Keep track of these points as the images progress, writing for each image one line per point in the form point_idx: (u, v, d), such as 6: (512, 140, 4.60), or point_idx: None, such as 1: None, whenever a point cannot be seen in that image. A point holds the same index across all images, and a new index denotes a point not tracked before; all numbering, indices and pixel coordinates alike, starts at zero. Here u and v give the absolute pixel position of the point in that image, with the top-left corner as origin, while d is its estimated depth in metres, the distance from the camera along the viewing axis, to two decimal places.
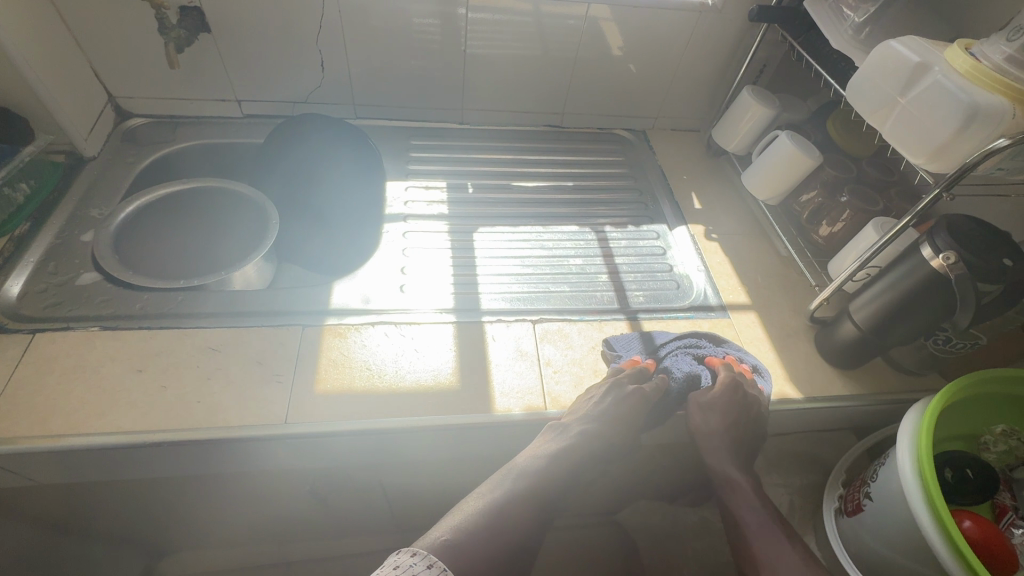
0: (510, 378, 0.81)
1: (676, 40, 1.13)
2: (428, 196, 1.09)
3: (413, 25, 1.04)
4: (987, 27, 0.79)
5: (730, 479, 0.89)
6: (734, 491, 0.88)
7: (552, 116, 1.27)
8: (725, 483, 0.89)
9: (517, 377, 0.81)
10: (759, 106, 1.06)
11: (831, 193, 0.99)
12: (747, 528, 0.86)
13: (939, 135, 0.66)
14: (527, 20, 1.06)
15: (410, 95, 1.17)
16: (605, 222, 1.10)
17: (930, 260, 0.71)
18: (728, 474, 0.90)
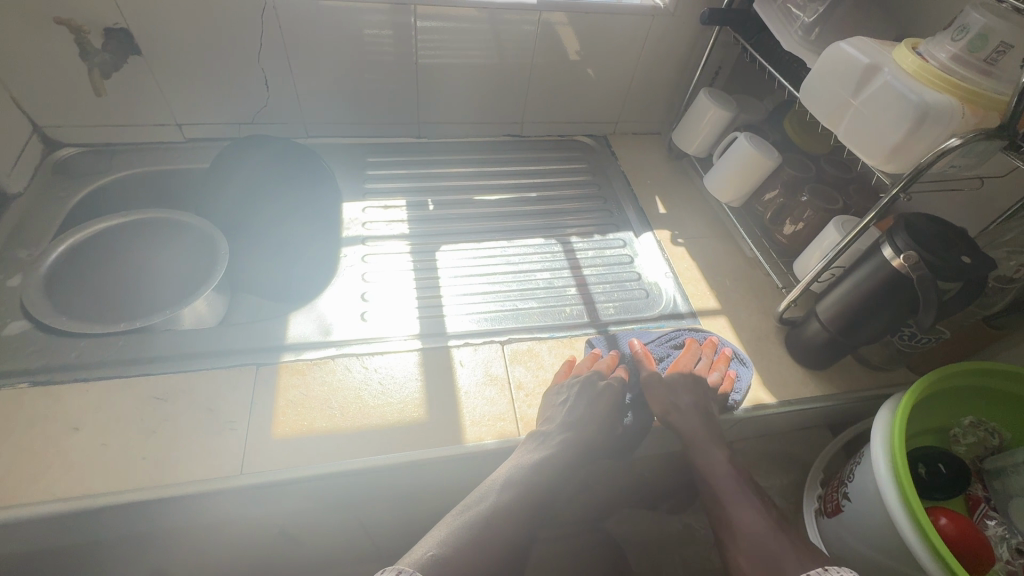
0: (482, 404, 0.78)
1: (632, 44, 1.12)
2: (387, 215, 1.05)
3: (363, 37, 1.00)
4: (931, 26, 0.80)
5: (703, 446, 0.82)
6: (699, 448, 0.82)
7: (512, 126, 1.24)
8: (697, 451, 0.83)
9: (489, 404, 0.78)
10: (717, 109, 1.06)
11: (791, 193, 0.99)
12: (725, 495, 0.79)
13: (891, 136, 0.66)
14: (480, 28, 1.03)
15: (364, 109, 1.13)
16: (571, 233, 1.08)
17: (892, 260, 0.71)
18: (701, 440, 0.82)
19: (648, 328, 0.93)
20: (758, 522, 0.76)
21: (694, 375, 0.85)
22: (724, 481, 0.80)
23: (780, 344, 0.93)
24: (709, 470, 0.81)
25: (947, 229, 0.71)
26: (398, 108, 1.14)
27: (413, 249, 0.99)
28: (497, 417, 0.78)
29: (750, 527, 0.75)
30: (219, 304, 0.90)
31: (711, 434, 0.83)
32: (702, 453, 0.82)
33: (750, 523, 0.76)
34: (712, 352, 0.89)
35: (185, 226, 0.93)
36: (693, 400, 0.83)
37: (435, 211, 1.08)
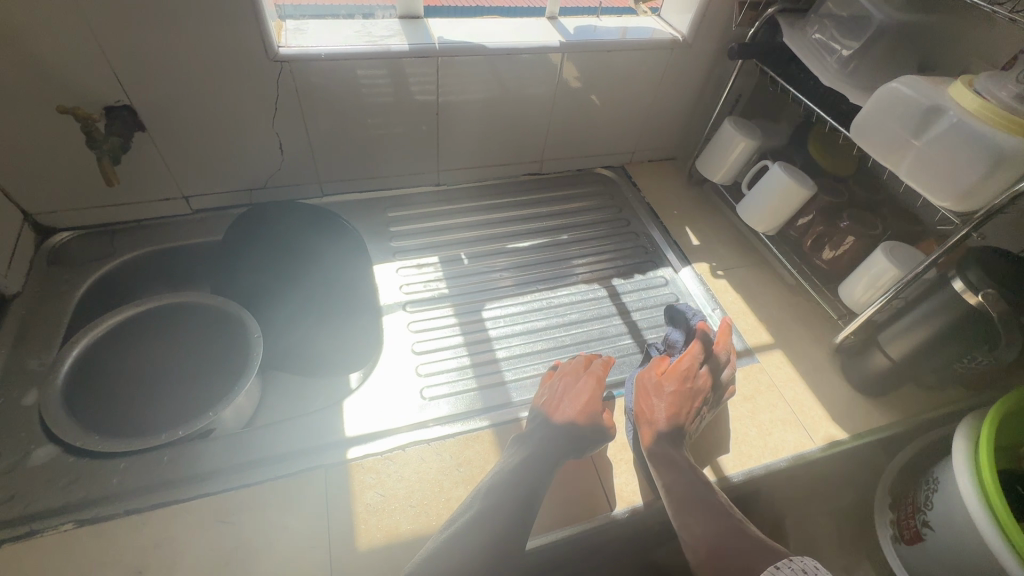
0: (550, 444, 0.74)
1: (650, 78, 1.11)
2: (423, 275, 1.01)
3: (360, 82, 0.92)
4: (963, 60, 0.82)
5: (665, 438, 0.77)
6: (666, 467, 0.74)
7: (531, 164, 1.21)
8: (653, 444, 0.76)
9: (554, 445, 0.74)
10: (746, 140, 1.05)
11: (829, 219, 0.99)
12: (687, 492, 0.71)
13: (962, 178, 0.67)
14: (500, 73, 0.99)
15: (377, 162, 1.07)
16: (611, 275, 1.05)
17: (964, 295, 0.72)
18: (672, 453, 0.75)
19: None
20: (723, 523, 0.68)
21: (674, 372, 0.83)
22: (688, 474, 0.73)
23: (838, 373, 0.93)
24: (679, 487, 0.72)
25: (1013, 262, 0.72)
26: (416, 156, 1.09)
27: (458, 312, 0.95)
28: (556, 449, 0.73)
29: (712, 525, 0.68)
30: (255, 394, 0.84)
31: (670, 429, 0.77)
32: (665, 444, 0.76)
33: (711, 522, 0.69)
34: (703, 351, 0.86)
35: (214, 310, 0.85)
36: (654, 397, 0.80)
37: (469, 265, 1.04)
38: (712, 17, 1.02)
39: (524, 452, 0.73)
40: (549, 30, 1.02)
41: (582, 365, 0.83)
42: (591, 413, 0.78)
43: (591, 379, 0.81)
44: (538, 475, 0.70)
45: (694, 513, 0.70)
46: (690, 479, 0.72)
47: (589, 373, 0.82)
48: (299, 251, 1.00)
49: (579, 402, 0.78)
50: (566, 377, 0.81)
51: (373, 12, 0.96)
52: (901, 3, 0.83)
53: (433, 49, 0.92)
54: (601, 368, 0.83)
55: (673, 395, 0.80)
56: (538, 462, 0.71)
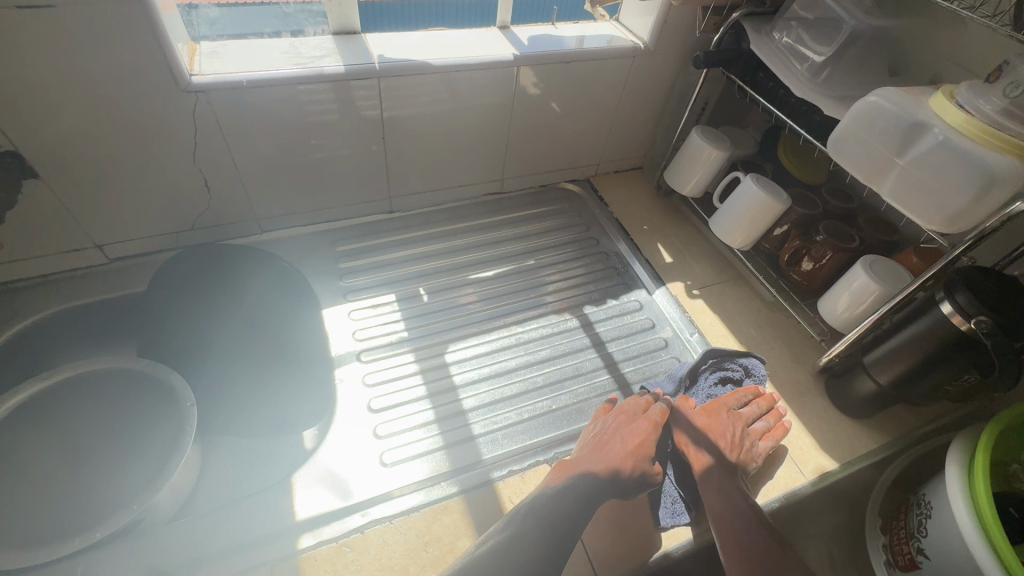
0: (566, 494, 0.68)
1: (612, 87, 1.04)
2: (380, 317, 0.92)
3: (302, 107, 0.82)
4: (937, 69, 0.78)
5: (722, 476, 0.73)
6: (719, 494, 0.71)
7: (491, 183, 1.13)
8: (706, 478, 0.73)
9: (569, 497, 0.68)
10: (715, 151, 0.99)
11: (804, 233, 0.95)
12: (739, 536, 0.66)
13: (951, 201, 0.62)
14: (452, 91, 0.91)
15: (322, 192, 0.97)
16: (581, 302, 0.99)
17: (952, 317, 0.68)
18: (723, 485, 0.72)
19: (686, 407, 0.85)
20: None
21: (739, 418, 0.80)
22: (744, 518, 0.67)
23: (822, 396, 0.89)
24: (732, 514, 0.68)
25: (1002, 282, 0.69)
26: (363, 183, 0.99)
27: (419, 358, 0.86)
28: (587, 497, 0.68)
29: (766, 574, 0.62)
30: (193, 470, 0.74)
31: (725, 467, 0.74)
32: (721, 483, 0.72)
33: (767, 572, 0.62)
34: (763, 399, 0.84)
35: (144, 377, 0.76)
36: (716, 438, 0.77)
37: (429, 303, 0.95)
38: (674, 22, 0.95)
39: (555, 498, 0.67)
40: (502, 42, 0.93)
41: (641, 408, 0.79)
42: (643, 458, 0.73)
43: (647, 422, 0.76)
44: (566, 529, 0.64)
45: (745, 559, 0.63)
46: (744, 525, 0.67)
47: (646, 415, 0.77)
48: (238, 298, 0.90)
49: (629, 444, 0.73)
50: (618, 419, 0.77)
51: (302, 27, 0.84)
52: (870, 6, 0.78)
53: (374, 69, 0.82)
54: (659, 411, 0.78)
55: (737, 441, 0.77)
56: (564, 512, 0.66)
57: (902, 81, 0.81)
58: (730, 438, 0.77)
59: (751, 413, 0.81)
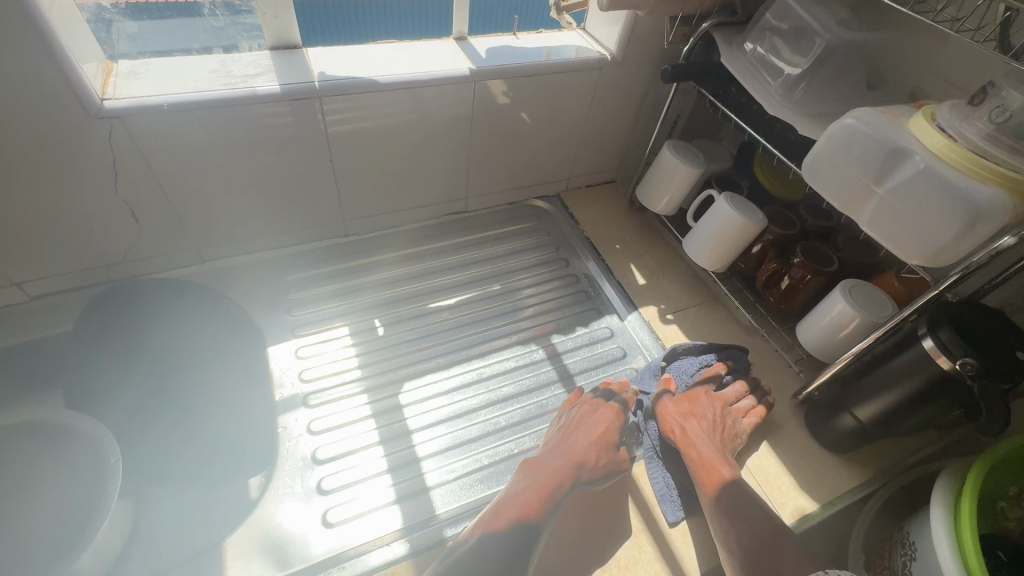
0: (526, 492, 0.69)
1: (580, 100, 0.98)
2: (330, 353, 0.84)
3: (265, 124, 0.76)
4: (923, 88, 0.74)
5: (713, 450, 0.75)
6: (705, 470, 0.73)
7: (455, 202, 1.06)
8: (695, 454, 0.75)
9: (529, 506, 0.68)
10: (688, 168, 0.94)
11: (781, 254, 0.90)
12: (725, 503, 0.70)
13: (935, 234, 0.57)
14: (405, 108, 0.84)
15: (269, 218, 0.90)
16: (550, 331, 0.93)
17: (934, 357, 0.63)
18: (711, 459, 0.74)
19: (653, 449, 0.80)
20: (763, 532, 0.67)
21: (715, 396, 0.82)
22: (725, 486, 0.72)
23: (801, 429, 0.84)
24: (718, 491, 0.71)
25: (990, 317, 0.64)
26: (314, 208, 0.92)
27: (372, 400, 0.80)
28: (555, 489, 0.70)
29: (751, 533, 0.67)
30: (131, 523, 0.68)
31: (712, 441, 0.76)
32: (707, 459, 0.74)
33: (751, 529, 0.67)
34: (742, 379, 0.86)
35: (73, 429, 0.70)
36: (700, 418, 0.79)
37: (384, 336, 0.88)
38: (642, 31, 0.90)
39: (517, 497, 0.69)
40: (458, 55, 0.87)
41: (607, 395, 0.81)
42: (611, 443, 0.77)
43: (612, 410, 0.79)
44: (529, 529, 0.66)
45: (729, 521, 0.68)
46: (728, 491, 0.71)
47: (611, 404, 0.80)
48: (173, 337, 0.82)
49: (597, 433, 0.76)
50: (582, 408, 0.79)
51: (235, 43, 0.77)
52: (845, 18, 0.73)
53: (314, 89, 0.75)
54: (621, 399, 0.81)
55: (721, 420, 0.79)
56: (524, 513, 0.67)
57: (880, 97, 0.76)
58: (713, 416, 0.80)
59: (733, 391, 0.84)
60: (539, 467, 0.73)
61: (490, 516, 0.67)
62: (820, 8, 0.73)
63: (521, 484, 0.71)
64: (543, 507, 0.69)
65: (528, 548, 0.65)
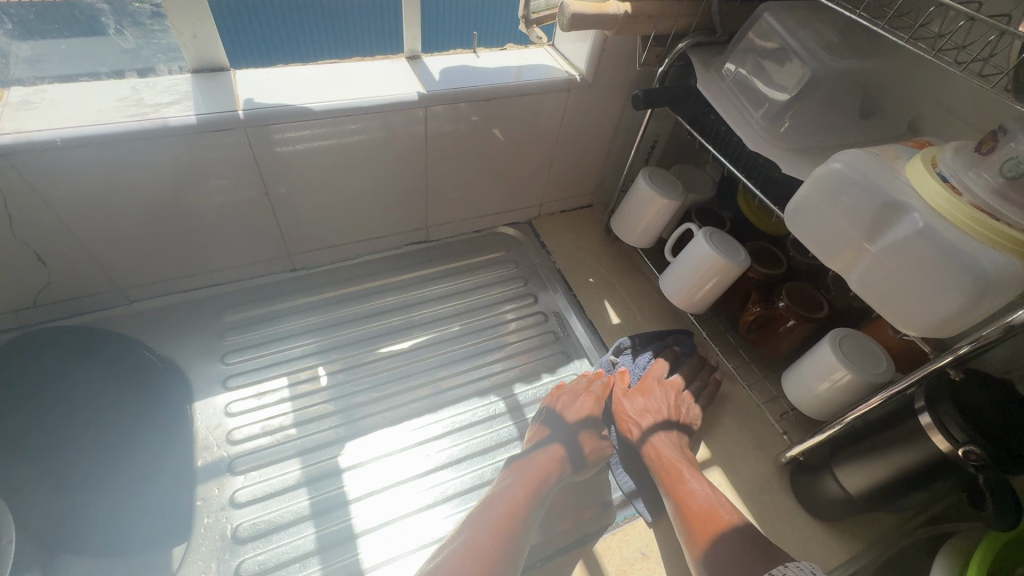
0: (517, 487, 0.69)
1: (549, 123, 0.89)
2: (263, 409, 0.76)
3: (173, 158, 0.67)
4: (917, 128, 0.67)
5: (675, 447, 0.75)
6: (674, 477, 0.71)
7: (415, 232, 0.98)
8: (661, 452, 0.74)
9: (517, 504, 0.67)
10: (664, 200, 0.85)
11: (765, 297, 0.82)
12: (684, 493, 0.69)
13: (935, 304, 0.49)
14: (346, 138, 0.76)
15: (202, 255, 0.81)
16: (512, 381, 0.85)
17: (933, 437, 0.55)
18: (677, 457, 0.73)
19: (619, 523, 0.72)
20: (716, 522, 0.65)
21: (669, 385, 0.81)
22: (687, 479, 0.70)
23: (786, 493, 0.76)
24: (689, 499, 0.68)
25: (1002, 392, 0.55)
26: (254, 243, 0.84)
27: (306, 465, 0.72)
28: (544, 484, 0.70)
29: (701, 521, 0.65)
30: None
31: (674, 438, 0.76)
32: (659, 451, 0.74)
33: (711, 520, 0.65)
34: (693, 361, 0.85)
35: None
36: (657, 416, 0.77)
37: (326, 387, 0.80)
38: (615, 51, 0.81)
39: (503, 496, 0.68)
40: (409, 76, 0.78)
41: (581, 385, 0.81)
42: (591, 431, 0.76)
43: (591, 399, 0.79)
44: (513, 528, 0.64)
45: (686, 512, 0.67)
46: (689, 485, 0.69)
47: (589, 392, 0.80)
48: (80, 390, 0.72)
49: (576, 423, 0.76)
50: (563, 398, 0.79)
51: (151, 65, 0.68)
52: (835, 43, 0.64)
53: (237, 118, 0.67)
54: (599, 386, 0.80)
55: (671, 411, 0.78)
56: (509, 512, 0.66)
57: (872, 133, 0.68)
58: (663, 407, 0.78)
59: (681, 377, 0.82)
60: (525, 464, 0.72)
61: (478, 517, 0.66)
62: (807, 32, 0.65)
63: (508, 483, 0.70)
64: (531, 504, 0.67)
65: (509, 551, 0.62)
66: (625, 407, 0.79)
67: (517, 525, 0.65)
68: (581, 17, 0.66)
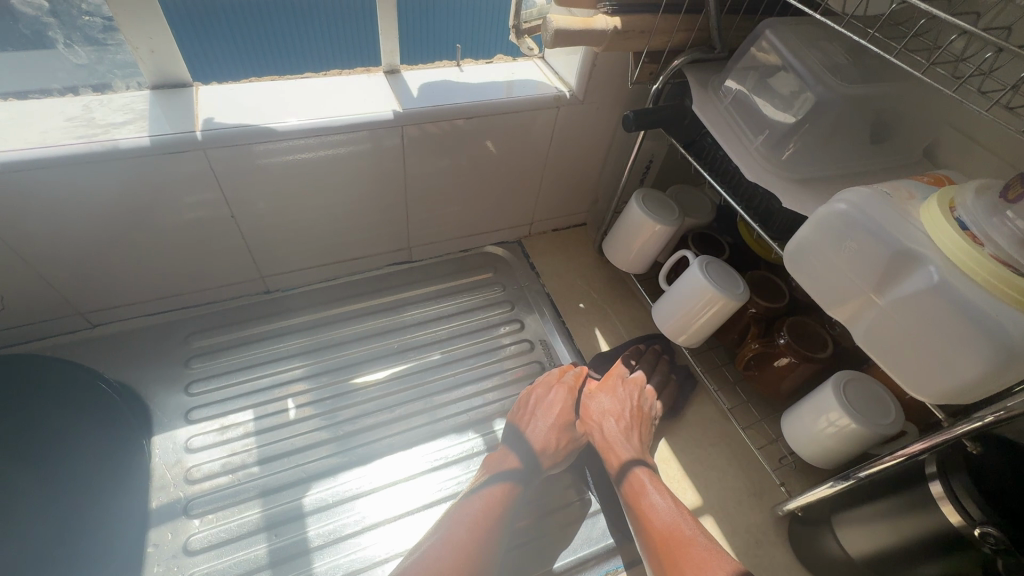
0: (493, 483, 0.69)
1: (537, 140, 0.84)
2: (226, 444, 0.72)
3: (126, 181, 0.63)
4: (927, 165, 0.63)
5: (634, 450, 0.74)
6: (635, 489, 0.69)
7: (398, 253, 0.93)
8: (621, 460, 0.72)
9: (494, 500, 0.68)
10: (658, 226, 0.80)
11: (764, 332, 0.76)
12: (644, 508, 0.67)
13: (950, 369, 0.43)
14: (316, 159, 0.71)
15: (168, 278, 0.77)
16: (492, 416, 0.80)
17: (945, 508, 0.49)
18: (637, 463, 0.72)
19: None
20: (678, 538, 0.64)
21: (631, 381, 0.81)
22: (648, 492, 0.68)
23: (784, 548, 0.70)
24: (650, 513, 0.66)
25: None
26: (222, 265, 0.80)
27: (268, 508, 0.68)
28: (520, 480, 0.71)
29: (663, 537, 0.64)
30: None
31: (635, 439, 0.75)
32: (622, 466, 0.72)
33: (673, 537, 0.64)
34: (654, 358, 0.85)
35: None
36: (616, 418, 0.77)
37: (293, 421, 0.75)
38: (605, 66, 0.76)
39: (481, 491, 0.68)
40: (385, 93, 0.74)
41: (553, 376, 0.81)
42: (564, 424, 0.76)
43: (563, 389, 0.80)
44: (489, 525, 0.66)
45: (648, 529, 0.65)
46: (650, 498, 0.68)
47: (561, 383, 0.80)
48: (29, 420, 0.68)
49: (553, 416, 0.77)
50: (536, 390, 0.79)
51: (108, 81, 0.64)
52: (843, 66, 0.59)
53: (194, 140, 0.62)
54: (572, 374, 0.82)
55: (631, 412, 0.78)
56: (487, 508, 0.67)
57: (881, 161, 0.62)
58: (622, 410, 0.78)
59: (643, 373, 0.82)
60: (501, 461, 0.72)
61: (455, 511, 0.67)
62: (813, 53, 0.59)
63: (486, 478, 0.70)
64: (508, 501, 0.68)
65: (487, 546, 0.64)
66: (587, 409, 0.78)
67: (493, 522, 0.66)
68: (566, 33, 0.61)
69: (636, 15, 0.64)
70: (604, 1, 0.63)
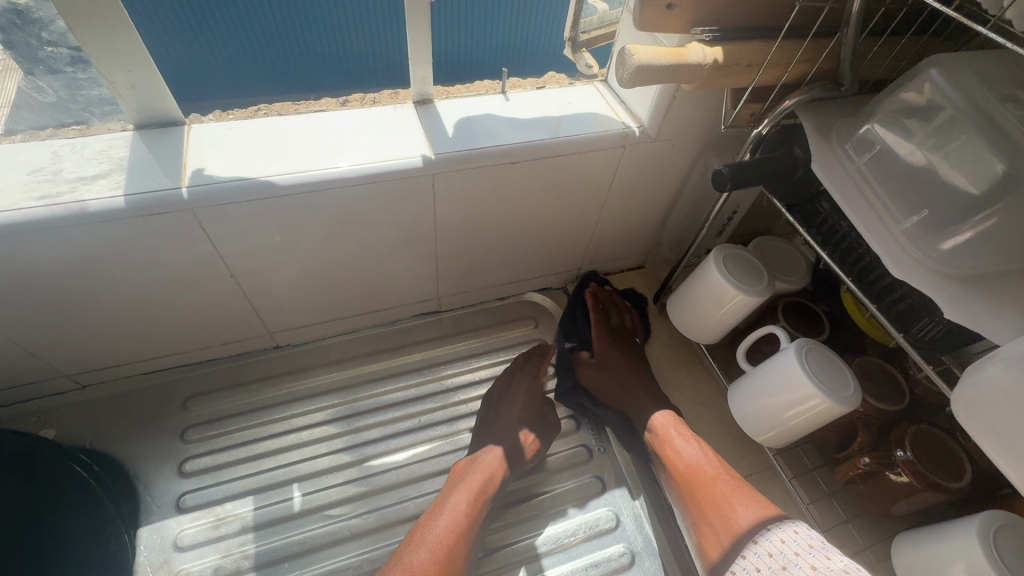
0: (491, 460, 0.64)
1: (594, 183, 0.69)
2: (221, 544, 0.62)
3: (99, 244, 0.52)
4: None
5: (648, 395, 0.72)
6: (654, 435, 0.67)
7: (427, 302, 0.81)
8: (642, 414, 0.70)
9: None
10: (740, 294, 0.64)
11: (878, 442, 0.60)
12: (670, 455, 0.64)
13: None
14: (326, 211, 0.59)
15: (162, 336, 0.67)
16: (528, 517, 0.67)
17: None
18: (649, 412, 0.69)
19: None
20: (701, 478, 0.60)
21: (613, 331, 0.78)
22: (673, 438, 0.65)
23: None
24: (672, 457, 0.63)
25: None
26: (223, 322, 0.69)
27: None
28: (490, 485, 0.62)
29: (686, 480, 0.61)
30: None
31: (645, 394, 0.72)
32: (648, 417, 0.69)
33: (695, 478, 0.60)
34: (621, 301, 0.83)
35: None
36: (614, 372, 0.74)
37: (298, 515, 0.65)
38: (689, 99, 0.60)
39: (446, 506, 0.60)
40: (414, 131, 0.61)
41: (518, 365, 0.76)
42: (531, 416, 0.70)
43: (526, 377, 0.74)
44: (453, 546, 0.57)
45: (671, 475, 0.63)
46: (676, 444, 0.64)
47: (524, 371, 0.75)
48: None
49: (518, 411, 0.70)
50: (500, 385, 0.74)
51: (85, 119, 0.54)
52: None
53: (179, 197, 0.51)
54: (536, 360, 0.76)
55: (627, 367, 0.75)
56: (451, 528, 0.58)
57: None
58: (617, 369, 0.74)
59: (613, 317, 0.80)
60: (469, 469, 0.64)
61: (418, 532, 0.58)
62: (1006, 105, 0.42)
63: (451, 492, 0.61)
64: (476, 518, 0.60)
65: None
66: (588, 373, 0.75)
67: (458, 540, 0.57)
68: (650, 68, 0.46)
69: (744, 43, 0.48)
70: (699, 26, 0.48)
